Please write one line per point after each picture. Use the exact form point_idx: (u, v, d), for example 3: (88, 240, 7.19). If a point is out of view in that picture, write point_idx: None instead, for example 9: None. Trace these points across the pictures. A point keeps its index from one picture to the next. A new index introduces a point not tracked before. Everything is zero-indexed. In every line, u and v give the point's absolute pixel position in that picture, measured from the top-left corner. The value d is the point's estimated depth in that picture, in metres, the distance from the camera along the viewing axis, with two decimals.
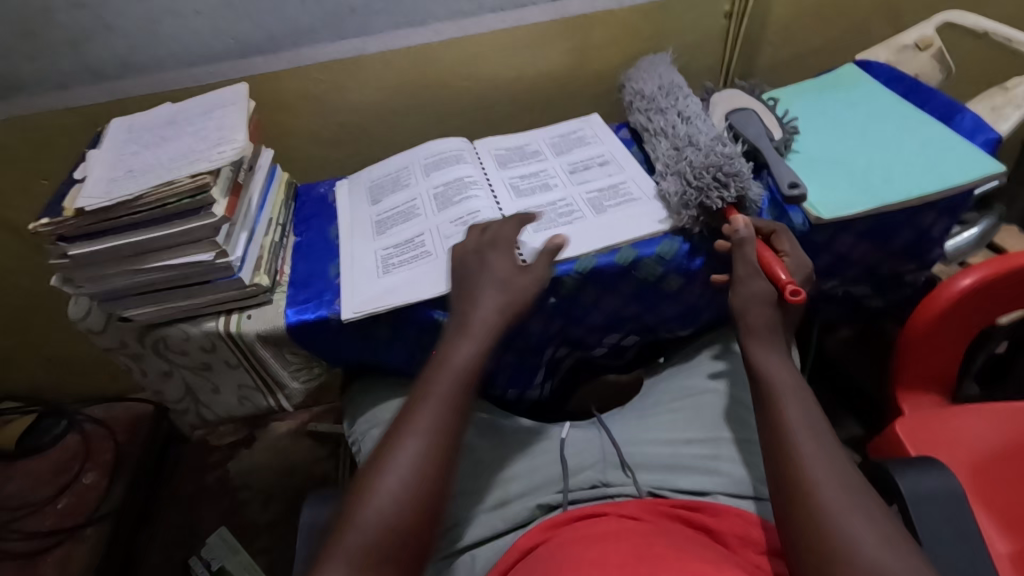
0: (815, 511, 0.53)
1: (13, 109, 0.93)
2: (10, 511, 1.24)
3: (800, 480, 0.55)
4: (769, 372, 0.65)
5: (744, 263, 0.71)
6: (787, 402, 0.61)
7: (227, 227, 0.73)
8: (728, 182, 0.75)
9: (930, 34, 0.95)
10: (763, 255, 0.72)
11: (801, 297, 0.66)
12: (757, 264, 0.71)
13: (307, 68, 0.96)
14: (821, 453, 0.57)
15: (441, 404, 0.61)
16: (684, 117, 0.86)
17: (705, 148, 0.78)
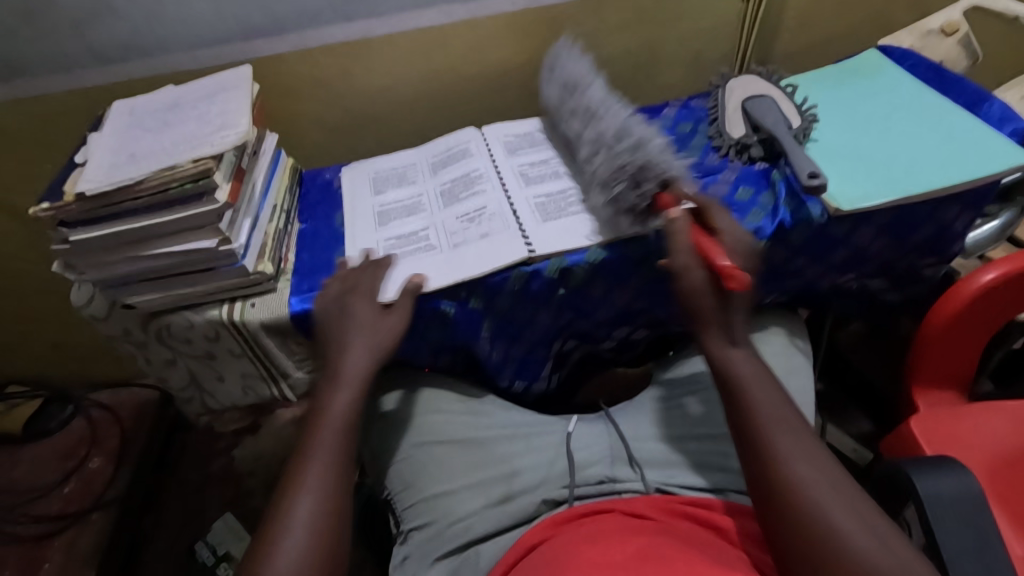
0: (799, 509, 0.52)
1: (15, 92, 0.91)
2: (17, 495, 1.25)
3: (783, 476, 0.54)
4: (733, 362, 0.61)
5: (681, 250, 0.64)
6: (755, 392, 0.59)
7: (230, 214, 0.71)
8: (642, 173, 0.69)
9: (957, 19, 0.92)
10: (699, 240, 0.65)
11: (741, 280, 0.59)
12: (695, 253, 0.64)
13: (313, 51, 0.94)
14: (798, 444, 0.56)
15: (336, 429, 0.64)
16: (603, 109, 0.78)
17: (617, 150, 0.72)
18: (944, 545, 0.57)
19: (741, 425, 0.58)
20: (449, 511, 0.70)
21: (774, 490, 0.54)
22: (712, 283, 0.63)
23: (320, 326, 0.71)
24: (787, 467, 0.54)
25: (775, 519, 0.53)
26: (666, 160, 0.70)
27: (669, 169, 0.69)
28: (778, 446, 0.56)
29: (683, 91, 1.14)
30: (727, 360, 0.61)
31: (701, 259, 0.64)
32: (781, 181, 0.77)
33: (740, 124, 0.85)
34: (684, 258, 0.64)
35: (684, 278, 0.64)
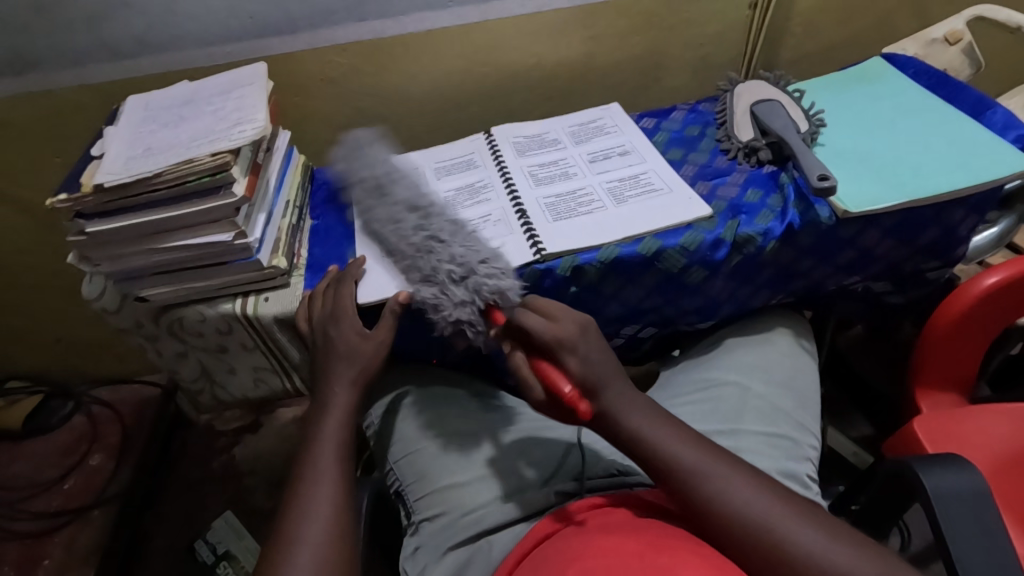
0: (750, 534, 0.52)
1: (27, 85, 0.91)
2: (16, 491, 1.24)
3: (721, 507, 0.53)
4: (631, 424, 0.59)
5: (529, 383, 0.61)
6: (662, 441, 0.58)
7: (246, 209, 0.72)
8: (471, 292, 0.65)
9: (960, 28, 0.94)
10: (538, 365, 0.60)
11: (582, 413, 0.56)
12: (539, 381, 0.60)
13: (326, 49, 0.95)
14: (727, 476, 0.55)
15: (323, 457, 0.64)
16: (453, 216, 0.75)
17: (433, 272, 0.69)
18: (952, 540, 0.58)
19: (661, 477, 0.57)
20: (462, 501, 0.71)
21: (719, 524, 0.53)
22: (557, 407, 0.59)
23: (333, 323, 0.72)
24: (722, 503, 0.53)
25: (730, 550, 0.53)
26: (505, 272, 0.67)
27: (500, 282, 0.65)
28: (708, 484, 0.55)
29: (689, 95, 1.16)
30: (621, 417, 0.59)
31: (543, 387, 0.60)
32: (790, 184, 0.79)
33: (749, 128, 0.87)
34: (536, 394, 0.60)
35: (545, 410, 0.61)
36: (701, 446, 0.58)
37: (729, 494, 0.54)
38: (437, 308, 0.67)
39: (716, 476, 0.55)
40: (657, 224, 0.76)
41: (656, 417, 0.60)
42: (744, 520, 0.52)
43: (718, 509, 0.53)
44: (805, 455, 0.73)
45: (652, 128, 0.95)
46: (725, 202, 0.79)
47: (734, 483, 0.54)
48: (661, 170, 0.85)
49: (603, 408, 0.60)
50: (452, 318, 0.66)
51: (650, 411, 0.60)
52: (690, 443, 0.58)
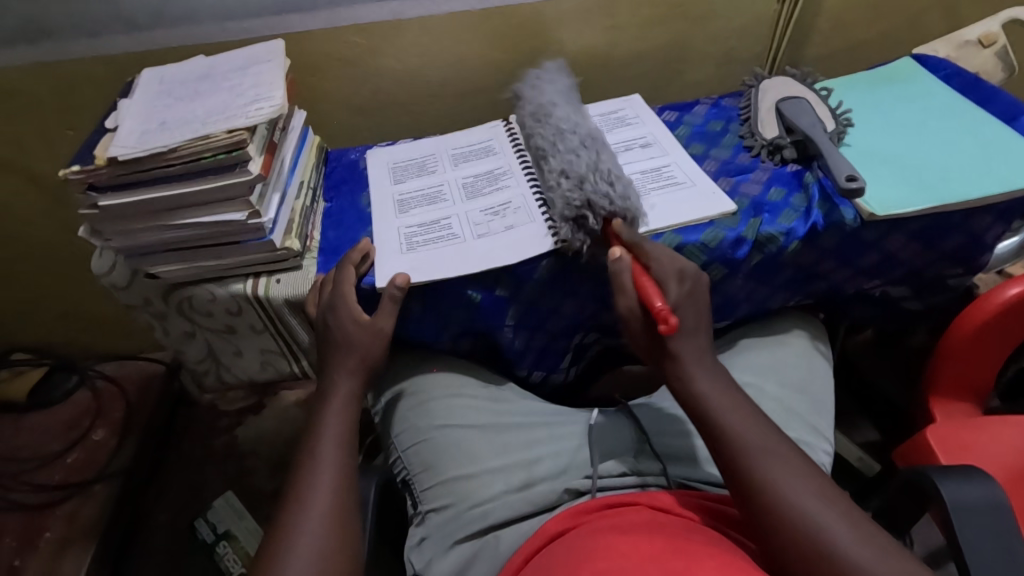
0: (788, 526, 0.51)
1: (40, 54, 0.90)
2: (20, 462, 1.24)
3: (771, 491, 0.53)
4: (697, 386, 0.60)
5: (624, 293, 0.64)
6: (729, 414, 0.58)
7: (260, 188, 0.71)
8: (592, 200, 0.69)
9: (994, 30, 0.92)
10: (641, 280, 0.63)
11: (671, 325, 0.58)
12: (635, 291, 0.63)
13: (345, 29, 0.93)
14: (782, 462, 0.55)
15: (336, 440, 0.64)
16: (589, 135, 0.78)
17: (585, 183, 0.71)
18: (967, 551, 0.57)
19: (723, 450, 0.57)
20: (469, 494, 0.71)
21: (763, 508, 0.53)
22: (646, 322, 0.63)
23: (343, 307, 0.70)
24: (773, 489, 0.53)
25: (767, 539, 0.52)
26: (625, 194, 0.70)
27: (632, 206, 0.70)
28: (764, 467, 0.54)
29: (711, 89, 1.14)
30: (696, 385, 0.60)
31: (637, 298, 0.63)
32: (814, 184, 0.77)
33: (774, 125, 0.85)
34: (627, 301, 0.63)
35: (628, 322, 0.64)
36: (762, 429, 0.57)
37: (778, 480, 0.53)
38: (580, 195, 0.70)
39: (773, 460, 0.55)
40: (680, 218, 0.75)
41: (724, 390, 0.60)
42: (790, 508, 0.52)
43: (766, 494, 0.53)
44: (818, 461, 0.72)
45: (673, 122, 0.93)
46: (748, 199, 0.78)
47: (786, 471, 0.54)
48: (684, 164, 0.83)
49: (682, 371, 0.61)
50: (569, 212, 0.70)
51: (719, 384, 0.61)
52: (756, 426, 0.57)
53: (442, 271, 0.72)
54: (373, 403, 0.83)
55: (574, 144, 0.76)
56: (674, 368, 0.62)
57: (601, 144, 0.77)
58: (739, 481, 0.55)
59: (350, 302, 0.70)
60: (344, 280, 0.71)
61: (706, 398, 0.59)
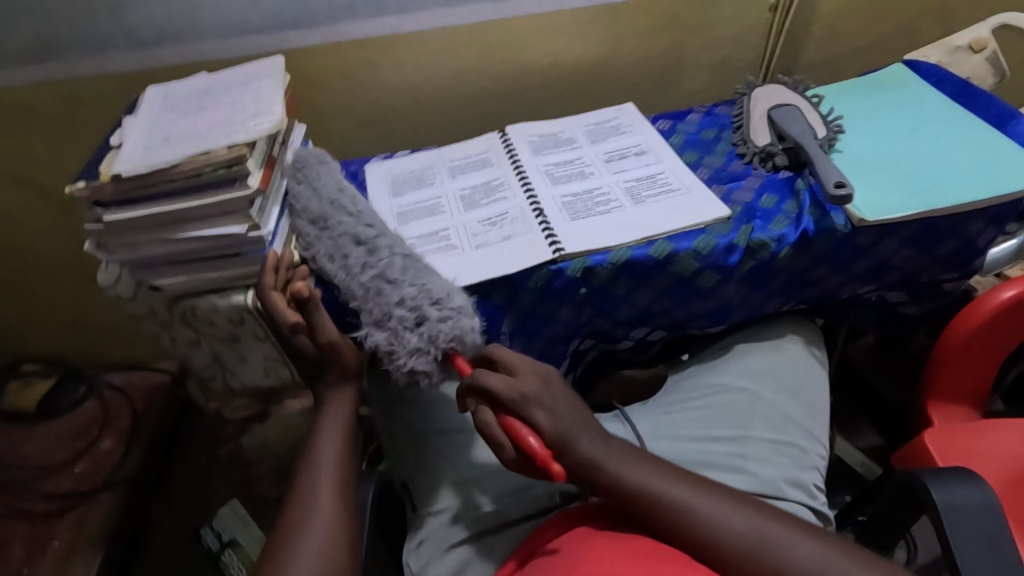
0: (757, 560, 0.52)
1: (50, 72, 0.92)
2: (30, 471, 1.26)
3: (719, 536, 0.54)
4: (601, 461, 0.59)
5: (500, 445, 0.60)
6: (653, 484, 0.58)
7: (260, 201, 0.72)
8: (418, 358, 0.65)
9: (985, 36, 0.93)
10: (504, 422, 0.60)
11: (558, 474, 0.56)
12: (511, 441, 0.59)
13: (343, 44, 0.95)
14: (709, 499, 0.57)
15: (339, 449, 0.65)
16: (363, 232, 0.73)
17: (398, 315, 0.66)
18: (960, 553, 0.57)
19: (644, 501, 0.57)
20: (469, 498, 0.72)
21: (713, 550, 0.54)
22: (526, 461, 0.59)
23: None
24: (718, 527, 0.55)
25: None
26: (452, 323, 0.66)
27: (461, 329, 0.66)
28: (697, 508, 0.56)
29: (706, 97, 1.15)
30: (614, 472, 0.59)
31: (513, 445, 0.59)
32: (806, 191, 0.78)
33: (766, 133, 0.86)
34: (510, 452, 0.59)
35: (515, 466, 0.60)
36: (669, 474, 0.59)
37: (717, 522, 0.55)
38: (391, 357, 0.66)
39: (708, 506, 0.56)
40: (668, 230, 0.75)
41: (637, 465, 0.60)
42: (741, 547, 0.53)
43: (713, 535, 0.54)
44: (812, 464, 0.73)
45: (667, 130, 0.94)
46: (741, 206, 0.79)
47: (732, 514, 0.55)
48: (677, 171, 0.84)
49: (589, 463, 0.60)
50: (406, 368, 0.66)
51: (632, 458, 0.61)
52: (685, 485, 0.58)
53: None
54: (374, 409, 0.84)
55: (363, 261, 0.70)
56: (586, 469, 0.59)
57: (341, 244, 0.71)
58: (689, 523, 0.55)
59: (299, 331, 0.72)
60: (279, 308, 0.71)
61: (632, 476, 0.59)
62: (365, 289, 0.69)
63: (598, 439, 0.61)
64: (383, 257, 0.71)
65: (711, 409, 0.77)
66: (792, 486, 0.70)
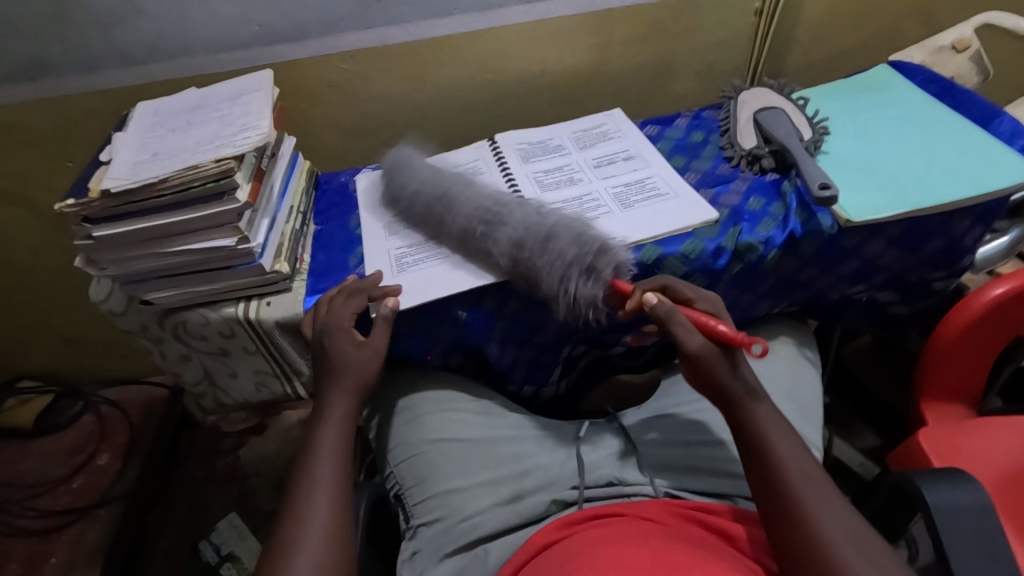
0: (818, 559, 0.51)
1: (41, 90, 0.93)
2: (27, 488, 1.25)
3: (810, 533, 0.53)
4: (758, 417, 0.61)
5: (687, 334, 0.64)
6: (789, 465, 0.57)
7: (249, 214, 0.73)
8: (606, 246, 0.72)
9: (968, 36, 0.94)
10: (697, 319, 0.65)
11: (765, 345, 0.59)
12: (698, 330, 0.64)
13: (333, 57, 0.96)
14: (820, 494, 0.55)
15: (333, 458, 0.65)
16: (453, 186, 0.80)
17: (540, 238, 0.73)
18: (954, 556, 0.57)
19: (763, 468, 0.58)
20: (461, 507, 0.71)
21: (799, 541, 0.53)
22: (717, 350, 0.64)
23: (328, 333, 0.71)
24: (809, 524, 0.53)
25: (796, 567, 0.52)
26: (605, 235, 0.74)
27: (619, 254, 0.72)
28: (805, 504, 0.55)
29: (695, 102, 1.16)
30: (771, 440, 0.60)
31: (699, 336, 0.64)
32: (792, 193, 0.79)
33: (752, 135, 0.87)
34: (695, 341, 0.64)
35: (701, 360, 0.63)
36: (804, 455, 0.59)
37: (826, 529, 0.53)
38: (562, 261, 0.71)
39: (813, 501, 0.55)
40: (622, 228, 0.77)
41: (800, 448, 0.59)
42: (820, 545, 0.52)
43: (805, 528, 0.53)
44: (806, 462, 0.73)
45: (655, 135, 0.95)
46: (728, 208, 0.80)
47: (826, 513, 0.54)
48: (666, 175, 0.85)
49: (743, 418, 0.62)
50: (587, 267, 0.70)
51: (783, 429, 0.61)
52: (811, 479, 0.57)
53: (427, 293, 0.73)
54: (368, 419, 0.84)
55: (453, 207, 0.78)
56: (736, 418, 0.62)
57: (460, 195, 0.79)
58: (782, 506, 0.55)
59: (345, 332, 0.71)
60: (341, 311, 0.71)
61: (774, 448, 0.59)
62: (476, 219, 0.76)
63: (771, 405, 0.63)
64: (483, 198, 0.78)
65: (705, 415, 0.77)
66: None
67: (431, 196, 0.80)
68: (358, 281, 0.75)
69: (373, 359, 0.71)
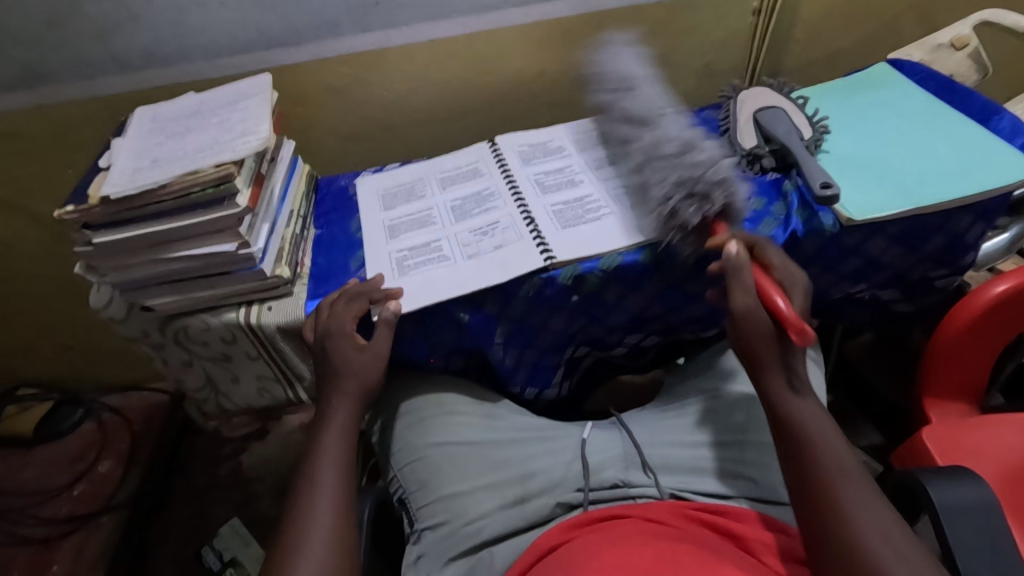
0: (821, 494, 0.55)
1: (40, 98, 0.93)
2: (29, 496, 1.25)
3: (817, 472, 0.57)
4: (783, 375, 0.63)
5: (741, 292, 0.65)
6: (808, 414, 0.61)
7: (249, 218, 0.73)
8: (692, 182, 0.72)
9: (966, 33, 0.95)
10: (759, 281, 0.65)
11: (809, 334, 0.57)
12: (754, 293, 0.64)
13: (331, 60, 0.96)
14: (831, 442, 0.58)
15: (338, 462, 0.65)
16: (458, 203, 0.86)
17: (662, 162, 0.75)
18: (961, 556, 0.57)
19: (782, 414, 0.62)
20: (465, 510, 0.71)
21: (802, 476, 0.57)
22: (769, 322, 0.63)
23: (331, 337, 0.71)
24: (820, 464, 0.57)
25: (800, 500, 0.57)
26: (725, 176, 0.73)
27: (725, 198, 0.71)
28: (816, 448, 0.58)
29: (694, 102, 1.15)
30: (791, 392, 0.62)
31: (754, 297, 0.64)
32: (793, 191, 0.78)
33: (752, 135, 0.86)
34: (745, 300, 0.64)
35: (746, 319, 0.64)
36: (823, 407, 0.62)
37: (832, 471, 0.56)
38: (693, 198, 0.72)
39: (826, 445, 0.58)
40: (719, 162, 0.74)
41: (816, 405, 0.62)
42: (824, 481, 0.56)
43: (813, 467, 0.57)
44: None
45: None
46: None
47: (836, 458, 0.57)
48: None
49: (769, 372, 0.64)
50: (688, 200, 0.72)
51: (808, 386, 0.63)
52: (863, 498, 0.54)
53: (428, 296, 0.73)
54: (371, 421, 0.84)
55: (457, 222, 0.83)
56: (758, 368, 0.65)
57: (463, 211, 0.84)
58: (796, 449, 0.59)
59: (347, 336, 0.70)
60: (344, 314, 0.71)
61: (809, 439, 0.59)
62: (477, 234, 0.80)
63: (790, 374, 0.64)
64: (484, 214, 0.83)
65: (707, 416, 0.77)
66: None
67: (435, 213, 0.85)
68: (359, 284, 0.74)
69: (375, 364, 0.71)
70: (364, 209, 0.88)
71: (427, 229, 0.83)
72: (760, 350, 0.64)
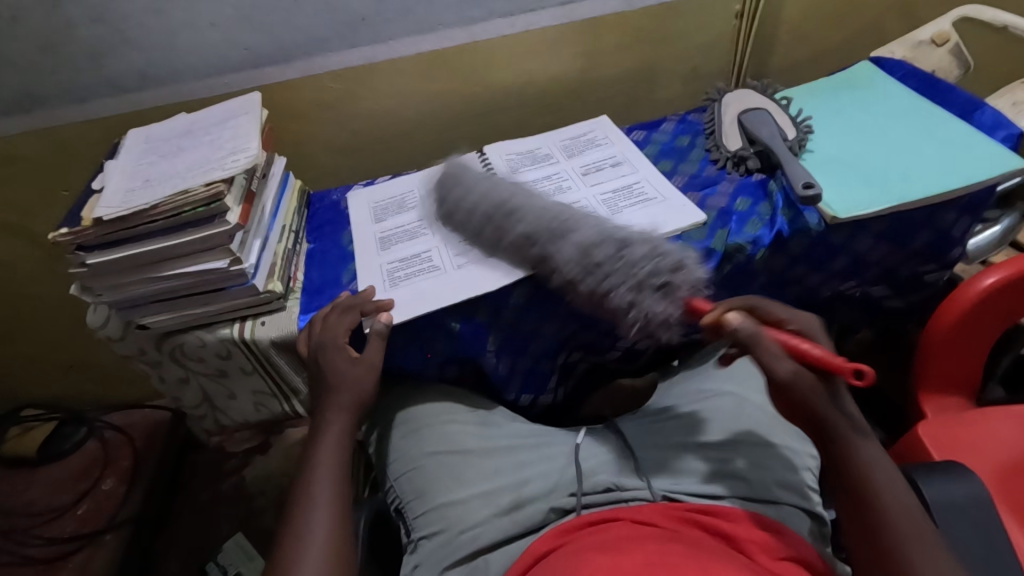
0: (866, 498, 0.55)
1: (35, 122, 0.95)
2: (34, 516, 1.26)
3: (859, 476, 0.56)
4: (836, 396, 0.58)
5: (776, 361, 0.59)
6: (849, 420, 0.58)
7: (240, 235, 0.74)
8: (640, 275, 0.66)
9: (946, 30, 0.95)
10: (783, 342, 0.59)
11: (868, 370, 0.53)
12: (787, 354, 0.59)
13: (320, 76, 0.97)
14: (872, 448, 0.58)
15: (332, 475, 0.65)
16: None
17: (596, 265, 0.68)
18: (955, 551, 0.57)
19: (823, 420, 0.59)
20: (460, 518, 0.71)
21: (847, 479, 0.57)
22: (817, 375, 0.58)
23: (324, 350, 0.71)
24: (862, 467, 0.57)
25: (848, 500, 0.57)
26: (663, 256, 0.67)
27: (684, 276, 0.66)
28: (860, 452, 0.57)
29: (682, 105, 1.16)
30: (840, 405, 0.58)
31: (792, 359, 0.58)
32: (778, 192, 0.79)
33: (737, 137, 0.87)
34: (787, 366, 0.58)
35: (791, 390, 0.58)
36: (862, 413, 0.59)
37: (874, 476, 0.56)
38: (636, 293, 0.66)
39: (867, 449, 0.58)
40: (654, 245, 0.68)
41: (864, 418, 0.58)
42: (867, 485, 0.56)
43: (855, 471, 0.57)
44: (804, 465, 0.72)
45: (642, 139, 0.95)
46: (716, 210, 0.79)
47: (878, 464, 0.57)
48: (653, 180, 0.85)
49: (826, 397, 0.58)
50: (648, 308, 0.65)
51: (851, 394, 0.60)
52: (901, 507, 0.55)
53: (419, 307, 0.74)
54: (367, 434, 0.85)
55: (447, 232, 0.84)
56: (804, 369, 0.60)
57: None
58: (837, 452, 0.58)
59: (341, 348, 0.71)
60: (338, 328, 0.72)
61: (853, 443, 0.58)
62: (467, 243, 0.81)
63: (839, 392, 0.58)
64: None
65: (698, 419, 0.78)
66: (785, 489, 0.69)
67: (426, 223, 0.86)
68: (350, 297, 0.75)
69: (367, 375, 0.71)
70: (356, 222, 0.89)
71: (417, 240, 0.83)
72: (819, 407, 0.58)
